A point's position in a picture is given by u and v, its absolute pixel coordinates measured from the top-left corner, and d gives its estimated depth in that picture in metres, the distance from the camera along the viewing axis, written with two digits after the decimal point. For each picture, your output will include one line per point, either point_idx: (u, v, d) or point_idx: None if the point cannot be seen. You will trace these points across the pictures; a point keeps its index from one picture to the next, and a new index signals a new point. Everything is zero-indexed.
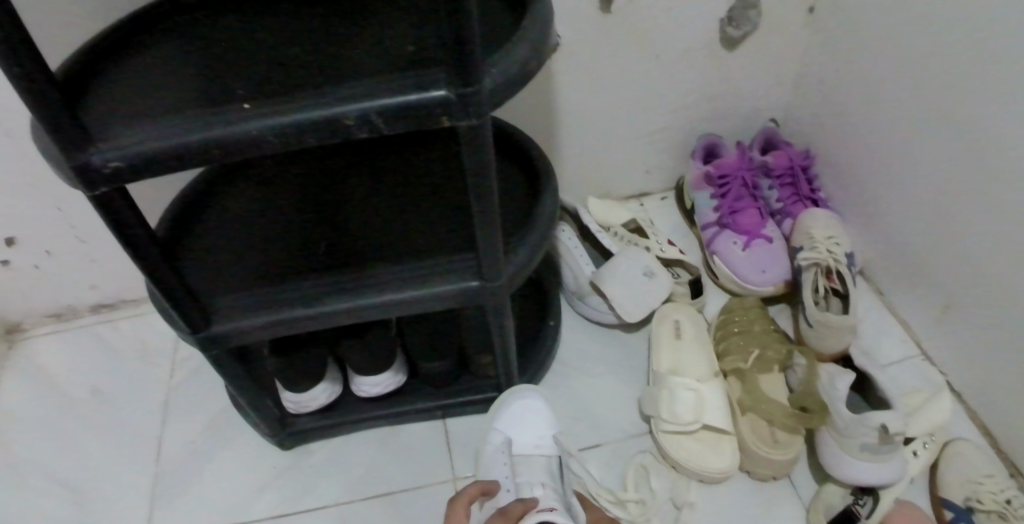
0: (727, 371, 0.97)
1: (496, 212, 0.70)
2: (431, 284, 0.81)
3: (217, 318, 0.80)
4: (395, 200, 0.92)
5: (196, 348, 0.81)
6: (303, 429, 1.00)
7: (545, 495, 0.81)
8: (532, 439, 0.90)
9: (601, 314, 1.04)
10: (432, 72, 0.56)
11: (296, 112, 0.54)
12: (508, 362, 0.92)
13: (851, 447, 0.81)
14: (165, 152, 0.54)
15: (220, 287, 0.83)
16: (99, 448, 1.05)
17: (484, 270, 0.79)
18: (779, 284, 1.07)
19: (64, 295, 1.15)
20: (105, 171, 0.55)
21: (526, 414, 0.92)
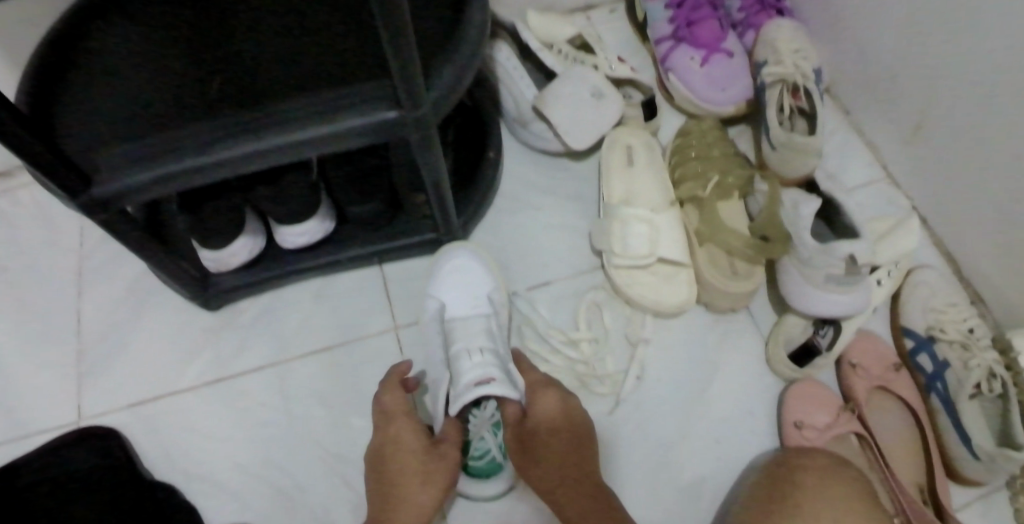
0: (684, 199, 0.90)
1: (405, 14, 0.57)
2: (344, 117, 0.69)
3: (99, 178, 0.68)
4: (296, 19, 0.76)
5: (82, 214, 0.69)
6: (227, 288, 0.90)
7: (482, 364, 0.78)
8: (466, 301, 0.86)
9: (546, 143, 0.93)
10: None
11: None
12: (445, 203, 0.82)
13: (816, 279, 0.78)
14: None
15: (97, 141, 0.70)
16: (10, 328, 0.94)
17: (401, 96, 0.67)
18: (740, 103, 0.96)
19: None
20: None
21: (459, 276, 0.87)
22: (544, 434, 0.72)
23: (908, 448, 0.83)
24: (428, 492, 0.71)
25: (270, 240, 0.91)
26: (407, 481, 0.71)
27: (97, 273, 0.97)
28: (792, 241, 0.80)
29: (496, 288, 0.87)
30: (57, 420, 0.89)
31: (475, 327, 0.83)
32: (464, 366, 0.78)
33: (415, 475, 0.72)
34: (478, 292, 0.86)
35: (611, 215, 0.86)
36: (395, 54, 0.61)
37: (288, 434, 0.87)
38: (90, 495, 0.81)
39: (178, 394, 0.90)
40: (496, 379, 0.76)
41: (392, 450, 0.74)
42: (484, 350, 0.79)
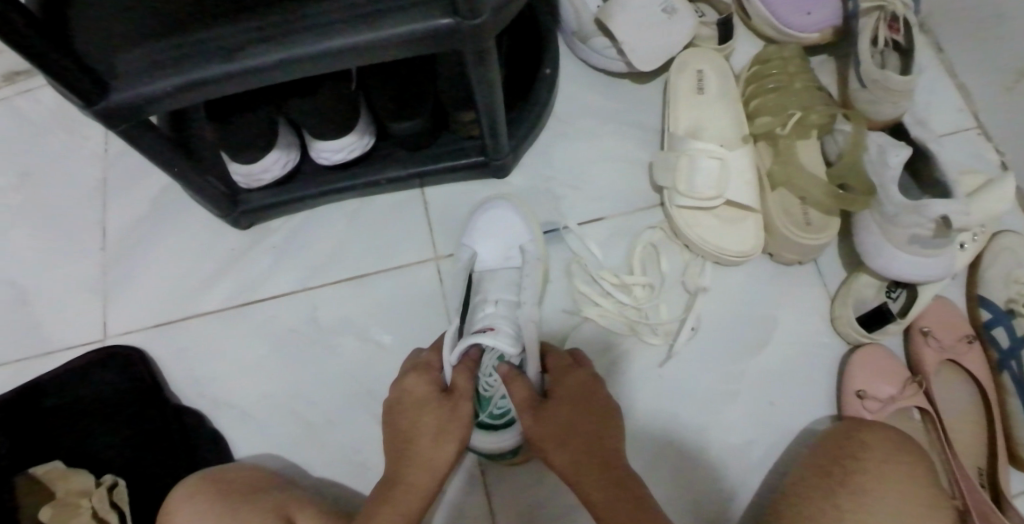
0: (758, 135, 0.82)
1: None
2: (393, 21, 0.61)
3: (117, 84, 0.62)
4: None
5: (98, 124, 0.64)
6: (258, 206, 0.85)
7: (492, 315, 0.75)
8: (498, 253, 0.80)
9: (609, 62, 0.84)
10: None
11: None
12: (497, 126, 0.75)
13: (899, 239, 0.73)
14: None
15: (122, 41, 0.64)
16: (33, 236, 0.90)
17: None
18: (827, 30, 0.85)
19: None
20: None
21: (491, 225, 0.80)
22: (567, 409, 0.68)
23: (971, 425, 0.80)
24: (439, 451, 0.67)
25: (302, 155, 0.85)
26: (417, 440, 0.67)
27: (124, 183, 0.91)
28: (878, 196, 0.74)
29: (532, 241, 0.79)
30: (83, 337, 0.86)
31: (503, 281, 0.78)
32: (478, 315, 0.76)
33: (426, 432, 0.68)
34: (512, 244, 0.80)
35: (677, 149, 0.78)
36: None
37: (317, 364, 0.84)
38: (115, 418, 0.79)
39: (204, 316, 0.86)
40: (497, 330, 0.72)
41: (404, 408, 0.70)
42: (499, 302, 0.76)
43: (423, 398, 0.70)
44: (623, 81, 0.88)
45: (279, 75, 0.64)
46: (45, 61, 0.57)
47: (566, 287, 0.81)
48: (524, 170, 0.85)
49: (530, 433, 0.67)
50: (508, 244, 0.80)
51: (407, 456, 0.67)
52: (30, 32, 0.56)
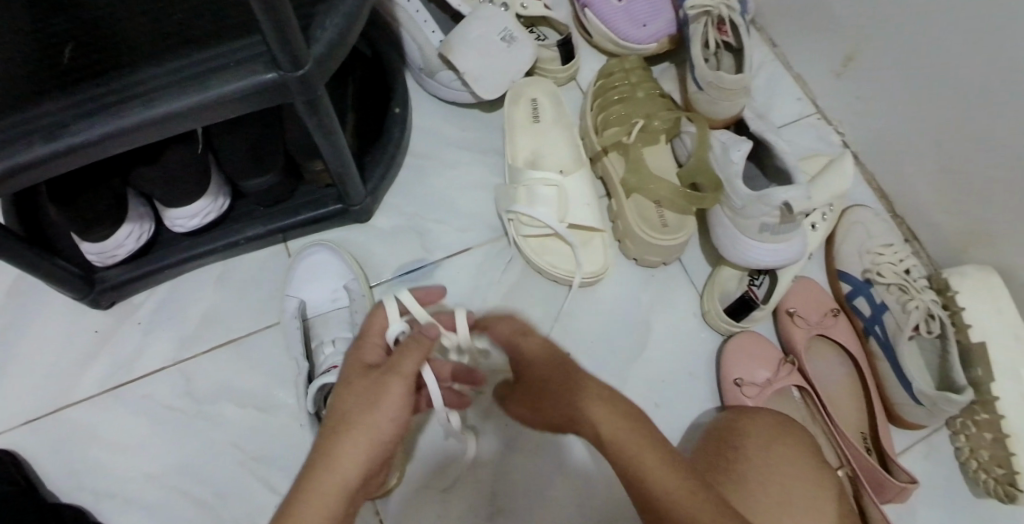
0: (608, 146, 0.83)
1: None
2: (215, 82, 0.61)
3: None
4: None
5: None
6: (117, 283, 0.81)
7: (333, 355, 0.74)
8: (326, 296, 0.79)
9: (456, 93, 0.84)
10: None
11: None
12: (347, 170, 0.74)
13: (750, 229, 0.77)
14: None
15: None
16: None
17: (278, 55, 0.59)
18: (663, 39, 0.88)
19: None
20: None
21: (315, 269, 0.78)
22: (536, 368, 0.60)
23: (848, 394, 0.84)
24: (365, 436, 0.53)
25: (158, 224, 0.83)
26: (358, 417, 0.53)
27: None
28: (725, 190, 0.77)
29: (356, 277, 0.78)
30: None
31: (335, 322, 0.77)
32: (319, 358, 0.75)
33: (357, 398, 0.55)
34: (337, 285, 0.79)
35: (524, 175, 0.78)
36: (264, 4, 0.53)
37: (202, 437, 0.81)
38: None
39: (74, 405, 0.82)
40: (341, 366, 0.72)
41: (343, 384, 0.57)
42: (336, 340, 0.76)
43: (391, 367, 0.56)
44: (475, 110, 0.88)
45: (101, 154, 0.61)
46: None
47: None
48: (387, 209, 0.83)
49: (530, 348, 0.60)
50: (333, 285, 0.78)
51: (328, 442, 0.53)
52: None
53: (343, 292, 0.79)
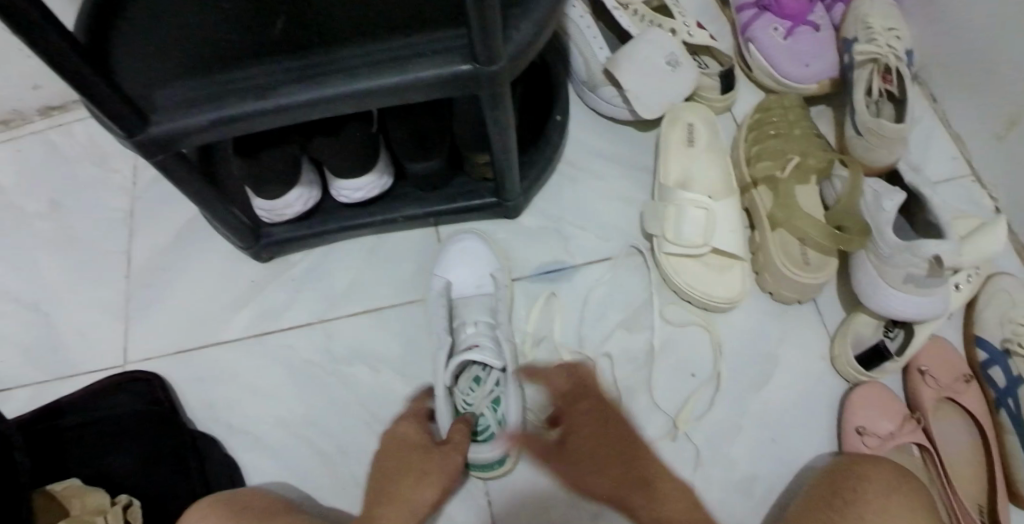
0: (759, 179, 0.84)
1: None
2: (417, 67, 0.66)
3: (155, 116, 0.67)
4: None
5: (135, 153, 0.67)
6: (280, 239, 0.89)
7: (474, 334, 0.78)
8: (472, 280, 0.83)
9: (615, 110, 0.87)
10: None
11: None
12: (509, 168, 0.78)
13: (893, 277, 0.77)
14: None
15: (154, 78, 0.67)
16: (63, 271, 1.03)
17: (477, 50, 0.63)
18: (824, 81, 0.89)
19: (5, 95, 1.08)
20: None
21: (464, 254, 0.84)
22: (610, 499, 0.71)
23: (971, 463, 0.82)
24: (432, 486, 0.70)
25: (324, 193, 0.89)
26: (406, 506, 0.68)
27: (149, 216, 1.02)
28: (873, 236, 0.78)
29: (500, 267, 0.84)
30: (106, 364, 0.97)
31: (478, 305, 0.81)
32: (460, 336, 0.79)
33: (411, 472, 0.71)
34: (483, 271, 0.83)
35: (673, 197, 0.80)
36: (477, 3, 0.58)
37: (332, 393, 0.87)
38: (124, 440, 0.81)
39: (223, 344, 0.91)
40: (481, 345, 0.76)
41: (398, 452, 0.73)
42: (478, 323, 0.79)
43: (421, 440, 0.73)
44: (630, 128, 0.91)
45: (301, 115, 0.68)
46: (93, 98, 0.61)
47: (576, 325, 0.83)
48: (534, 210, 0.87)
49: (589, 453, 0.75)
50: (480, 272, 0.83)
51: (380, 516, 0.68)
52: (73, 56, 0.59)
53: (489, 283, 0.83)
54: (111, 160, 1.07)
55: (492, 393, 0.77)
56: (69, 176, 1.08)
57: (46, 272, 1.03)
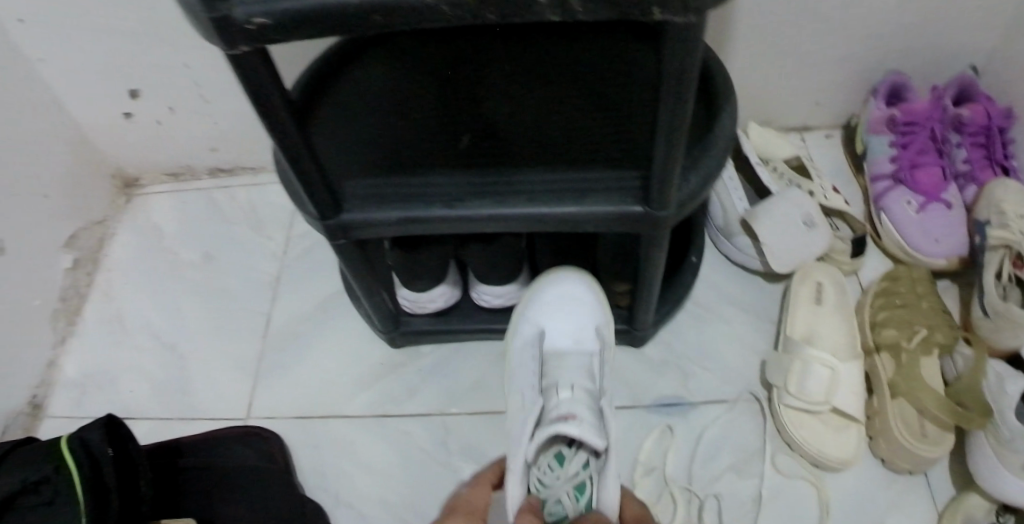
0: (882, 346, 0.89)
1: (688, 114, 0.59)
2: (593, 200, 0.71)
3: (348, 205, 0.74)
4: (539, 94, 0.80)
5: (324, 236, 0.75)
6: (416, 329, 0.96)
7: (569, 401, 0.75)
8: (571, 335, 0.84)
9: (747, 258, 0.93)
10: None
11: None
12: (647, 300, 0.83)
13: (1012, 464, 0.77)
14: (317, 10, 0.50)
15: (348, 171, 0.76)
16: (204, 319, 1.12)
17: (651, 192, 0.68)
18: (953, 258, 0.93)
19: (185, 155, 1.23)
20: (248, 27, 0.51)
21: (566, 301, 0.85)
22: None
23: None
24: None
25: (464, 294, 0.97)
26: None
27: (292, 285, 1.11)
28: (996, 419, 0.79)
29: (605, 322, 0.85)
30: (229, 414, 1.03)
31: (573, 363, 0.81)
32: (552, 401, 0.76)
33: None
34: (583, 325, 0.84)
35: (797, 352, 0.85)
36: (662, 146, 0.63)
37: (441, 483, 0.92)
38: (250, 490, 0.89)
39: (347, 418, 0.98)
40: (578, 418, 0.72)
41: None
42: (576, 388, 0.77)
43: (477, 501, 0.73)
44: (759, 277, 0.96)
45: (478, 226, 0.74)
46: (307, 181, 0.69)
47: (686, 461, 0.86)
48: (657, 342, 0.93)
49: None
50: (580, 322, 0.84)
51: None
52: (302, 150, 0.66)
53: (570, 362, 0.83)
54: (264, 226, 1.18)
55: (576, 476, 0.70)
56: (224, 234, 1.19)
57: (188, 318, 1.13)
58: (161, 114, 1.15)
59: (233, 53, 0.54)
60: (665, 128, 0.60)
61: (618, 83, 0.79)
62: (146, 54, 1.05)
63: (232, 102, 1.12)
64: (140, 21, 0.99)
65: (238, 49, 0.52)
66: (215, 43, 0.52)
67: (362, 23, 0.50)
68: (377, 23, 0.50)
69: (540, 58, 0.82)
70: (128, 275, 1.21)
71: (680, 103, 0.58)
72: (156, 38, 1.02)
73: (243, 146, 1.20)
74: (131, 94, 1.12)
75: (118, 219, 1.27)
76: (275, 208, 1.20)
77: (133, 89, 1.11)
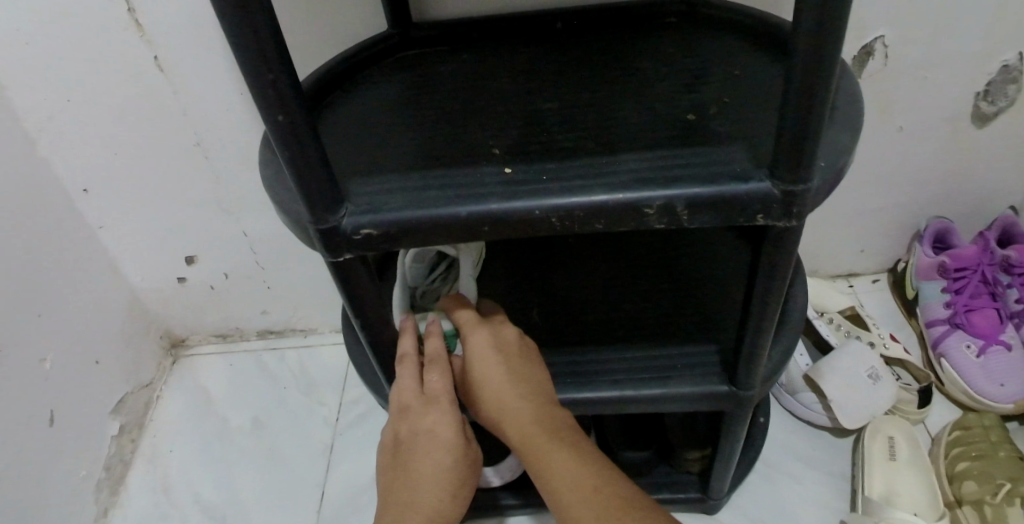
0: (966, 501, 0.86)
1: (777, 299, 0.59)
2: (677, 381, 0.70)
3: None
4: (616, 279, 0.80)
5: None
6: (483, 503, 0.95)
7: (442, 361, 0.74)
8: None
9: (815, 415, 0.93)
10: (749, 168, 0.50)
11: (587, 196, 0.50)
12: (723, 465, 0.81)
13: None
14: (424, 222, 0.52)
15: None
16: (254, 484, 1.10)
17: (737, 370, 0.67)
18: (1022, 401, 0.91)
19: (236, 318, 1.25)
20: (355, 237, 0.52)
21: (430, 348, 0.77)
22: (504, 409, 0.66)
23: None
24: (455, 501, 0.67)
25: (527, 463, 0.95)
26: (427, 448, 0.67)
27: (345, 453, 1.12)
28: None
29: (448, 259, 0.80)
30: None
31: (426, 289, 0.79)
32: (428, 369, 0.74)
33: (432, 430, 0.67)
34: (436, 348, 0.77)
35: (879, 512, 0.82)
36: (748, 341, 0.64)
37: None
38: None
39: None
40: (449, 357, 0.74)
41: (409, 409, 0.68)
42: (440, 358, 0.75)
43: (434, 394, 0.68)
44: (826, 432, 0.95)
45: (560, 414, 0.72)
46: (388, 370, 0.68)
47: None
48: (730, 506, 0.90)
49: (495, 401, 0.66)
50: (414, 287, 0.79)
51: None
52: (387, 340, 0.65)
53: (444, 265, 0.80)
54: (317, 390, 1.20)
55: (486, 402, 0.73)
56: (273, 398, 1.20)
57: (238, 486, 1.11)
58: (217, 278, 1.18)
59: (334, 260, 0.54)
60: (755, 317, 0.61)
61: (699, 267, 0.81)
62: (207, 223, 1.09)
63: (289, 269, 1.16)
64: (206, 193, 1.04)
65: (340, 255, 0.53)
66: (319, 250, 0.53)
67: (466, 234, 0.52)
68: (484, 234, 0.52)
69: (617, 239, 0.84)
70: (172, 439, 1.19)
71: (770, 289, 0.57)
72: (220, 208, 1.06)
73: (296, 310, 1.23)
74: (189, 260, 1.15)
75: (164, 381, 1.27)
76: (328, 372, 1.22)
77: (190, 255, 1.14)
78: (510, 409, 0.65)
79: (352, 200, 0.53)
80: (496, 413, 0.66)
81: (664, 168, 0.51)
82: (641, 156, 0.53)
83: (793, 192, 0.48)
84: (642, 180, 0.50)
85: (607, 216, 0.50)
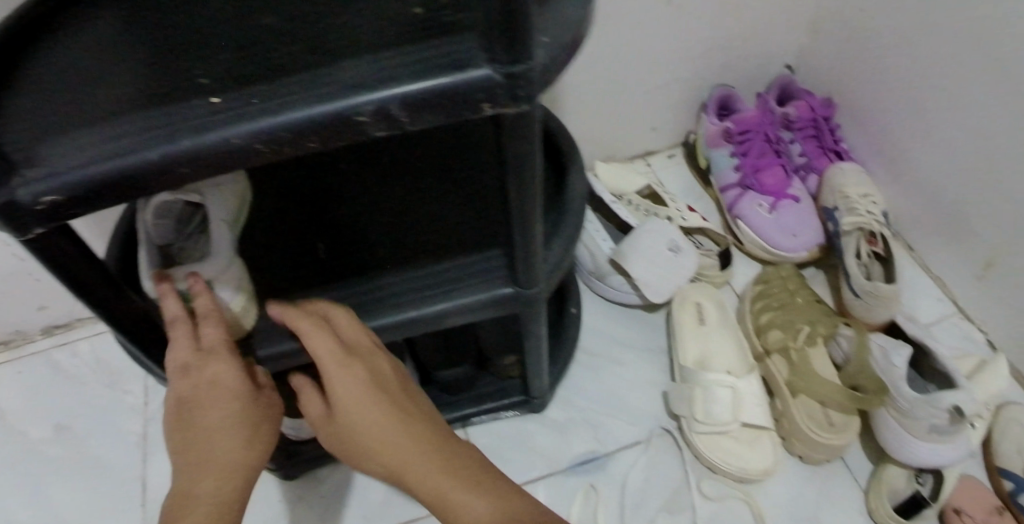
0: (772, 350, 0.89)
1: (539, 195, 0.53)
2: (465, 291, 0.65)
3: None
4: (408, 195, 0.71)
5: None
6: (310, 455, 0.89)
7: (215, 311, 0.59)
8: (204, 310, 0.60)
9: (626, 296, 0.93)
10: (472, 45, 0.39)
11: (295, 110, 0.38)
12: (538, 370, 0.79)
13: (917, 429, 0.78)
14: (110, 175, 0.39)
15: None
16: (69, 492, 1.00)
17: (519, 273, 0.63)
18: (812, 248, 0.96)
19: (6, 323, 1.07)
20: (38, 209, 0.39)
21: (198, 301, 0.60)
22: (387, 451, 0.52)
23: None
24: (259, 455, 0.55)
25: None
26: (216, 408, 0.53)
27: (164, 439, 1.02)
28: (891, 393, 0.80)
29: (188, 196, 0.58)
30: None
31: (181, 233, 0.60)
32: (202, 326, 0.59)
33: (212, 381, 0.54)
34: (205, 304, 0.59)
35: (694, 379, 0.84)
36: (521, 239, 0.59)
37: None
38: None
39: None
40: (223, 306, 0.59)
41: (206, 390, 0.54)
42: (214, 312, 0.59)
43: (212, 345, 0.55)
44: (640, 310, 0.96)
45: None
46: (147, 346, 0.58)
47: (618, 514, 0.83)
48: (558, 402, 0.90)
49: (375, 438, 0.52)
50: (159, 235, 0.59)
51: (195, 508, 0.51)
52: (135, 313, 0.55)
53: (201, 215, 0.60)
54: (121, 380, 1.08)
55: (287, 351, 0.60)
56: (73, 398, 1.07)
57: (51, 505, 0.99)
58: None
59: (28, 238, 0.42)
60: (521, 216, 0.55)
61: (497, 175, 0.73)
62: None
63: None
64: None
65: (32, 232, 0.41)
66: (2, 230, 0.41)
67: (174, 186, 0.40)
68: (189, 177, 0.40)
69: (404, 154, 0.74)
70: None
71: (527, 183, 0.51)
72: None
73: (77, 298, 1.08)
74: None
75: None
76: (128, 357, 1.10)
77: None
78: (395, 449, 0.52)
79: (34, 164, 0.40)
80: (378, 459, 0.52)
81: (394, 51, 0.40)
82: (374, 45, 0.41)
83: (516, 73, 0.38)
84: (357, 83, 0.38)
85: (322, 137, 0.39)
